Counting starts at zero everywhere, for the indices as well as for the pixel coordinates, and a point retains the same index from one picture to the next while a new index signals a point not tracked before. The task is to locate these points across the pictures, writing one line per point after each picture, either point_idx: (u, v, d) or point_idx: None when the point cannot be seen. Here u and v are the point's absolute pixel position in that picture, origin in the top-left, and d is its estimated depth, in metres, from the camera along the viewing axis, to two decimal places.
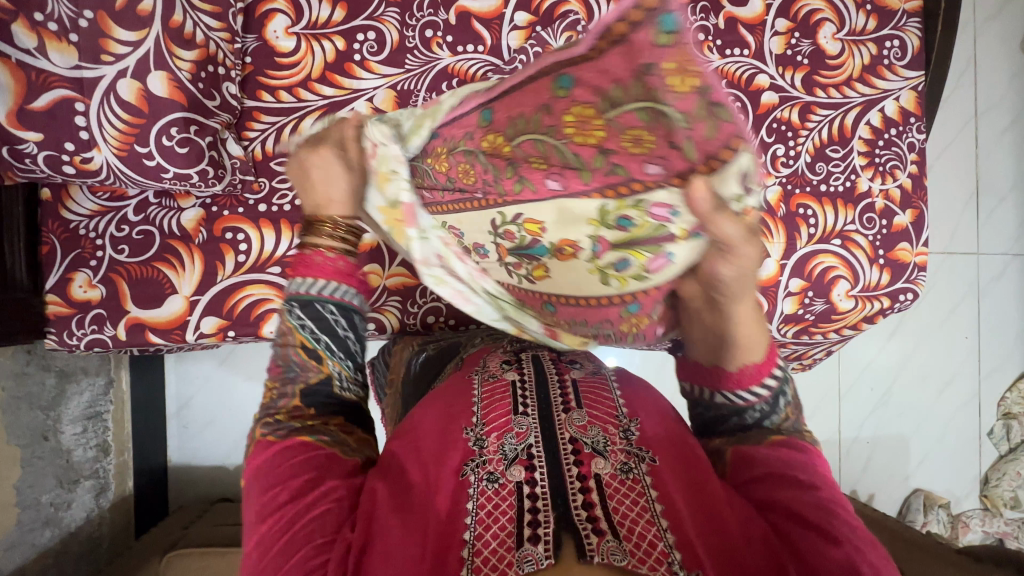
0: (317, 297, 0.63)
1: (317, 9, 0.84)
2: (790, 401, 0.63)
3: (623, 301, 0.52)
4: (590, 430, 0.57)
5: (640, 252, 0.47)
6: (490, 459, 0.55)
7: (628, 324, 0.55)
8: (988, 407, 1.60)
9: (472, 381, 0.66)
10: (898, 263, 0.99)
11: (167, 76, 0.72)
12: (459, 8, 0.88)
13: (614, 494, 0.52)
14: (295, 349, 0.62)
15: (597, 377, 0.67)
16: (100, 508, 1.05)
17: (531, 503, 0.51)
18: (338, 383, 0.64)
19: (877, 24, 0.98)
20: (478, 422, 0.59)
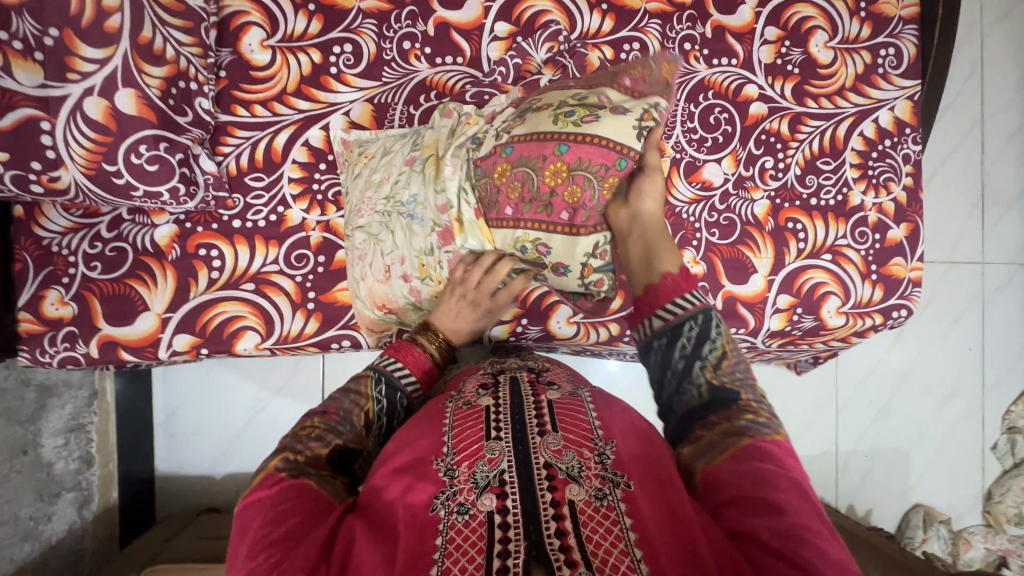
0: (401, 384, 0.71)
1: (293, 21, 0.83)
2: (722, 331, 0.64)
3: (557, 141, 0.65)
4: (566, 455, 0.54)
5: (585, 109, 0.66)
6: (460, 489, 0.52)
7: (553, 170, 0.65)
8: (993, 421, 1.56)
9: (446, 409, 0.63)
10: (891, 278, 0.96)
11: (135, 94, 0.71)
12: (437, 19, 0.86)
13: (588, 522, 0.48)
14: (364, 408, 0.68)
15: (573, 400, 0.64)
16: (83, 519, 1.06)
17: (502, 532, 0.47)
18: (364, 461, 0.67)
19: (871, 31, 0.95)
20: (448, 451, 0.56)
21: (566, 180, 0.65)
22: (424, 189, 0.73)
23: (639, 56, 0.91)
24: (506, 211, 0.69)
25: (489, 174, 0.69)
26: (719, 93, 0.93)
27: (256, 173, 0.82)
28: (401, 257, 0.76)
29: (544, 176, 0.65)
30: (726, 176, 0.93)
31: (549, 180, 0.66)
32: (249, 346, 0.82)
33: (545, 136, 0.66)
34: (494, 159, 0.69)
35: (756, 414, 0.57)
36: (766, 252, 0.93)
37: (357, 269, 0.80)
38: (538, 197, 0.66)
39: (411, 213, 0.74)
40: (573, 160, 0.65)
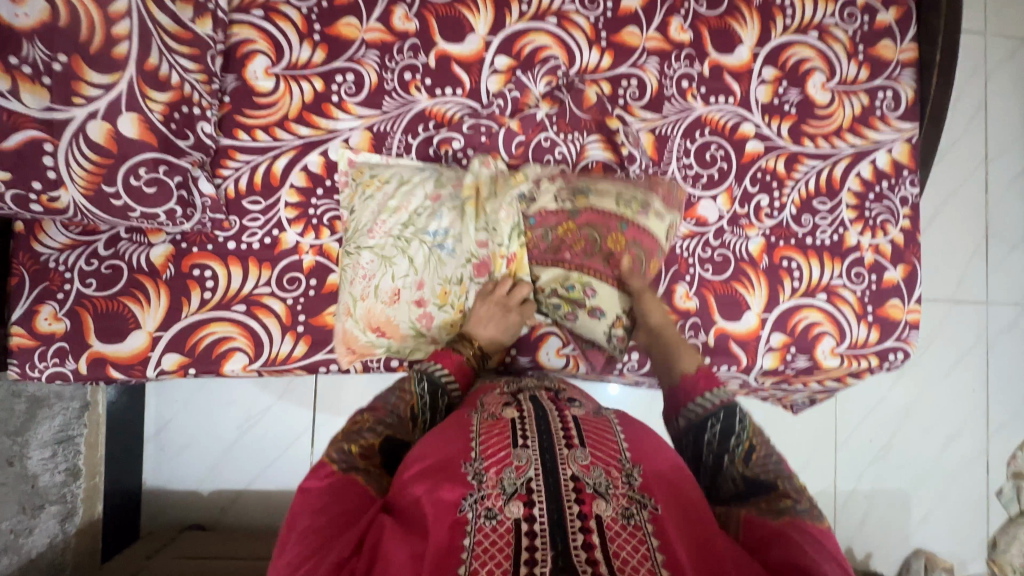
0: (439, 378, 0.71)
1: (297, 50, 0.85)
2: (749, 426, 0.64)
3: (620, 219, 0.80)
4: (593, 471, 0.53)
5: (639, 202, 0.81)
6: (489, 494, 0.51)
7: (615, 240, 0.79)
8: (998, 466, 1.52)
9: (471, 419, 0.61)
10: (888, 320, 0.94)
11: (138, 118, 0.72)
12: (439, 52, 0.88)
13: (615, 538, 0.48)
14: (409, 403, 0.68)
15: (598, 417, 0.62)
16: (65, 534, 1.03)
17: (529, 541, 0.47)
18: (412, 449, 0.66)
19: (869, 74, 0.96)
20: (476, 456, 0.55)
21: (625, 248, 0.79)
22: (460, 225, 0.82)
23: (637, 91, 0.92)
24: (562, 256, 0.81)
25: (555, 226, 0.81)
26: (716, 130, 0.93)
27: (254, 197, 0.84)
28: (418, 282, 0.81)
29: (606, 242, 0.79)
30: (721, 213, 0.93)
31: (611, 243, 0.79)
32: (237, 367, 0.83)
33: (611, 212, 0.80)
34: (549, 216, 0.82)
35: (796, 501, 0.57)
36: (760, 290, 0.93)
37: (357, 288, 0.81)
38: (598, 253, 0.80)
39: (440, 245, 0.81)
40: (629, 237, 0.79)
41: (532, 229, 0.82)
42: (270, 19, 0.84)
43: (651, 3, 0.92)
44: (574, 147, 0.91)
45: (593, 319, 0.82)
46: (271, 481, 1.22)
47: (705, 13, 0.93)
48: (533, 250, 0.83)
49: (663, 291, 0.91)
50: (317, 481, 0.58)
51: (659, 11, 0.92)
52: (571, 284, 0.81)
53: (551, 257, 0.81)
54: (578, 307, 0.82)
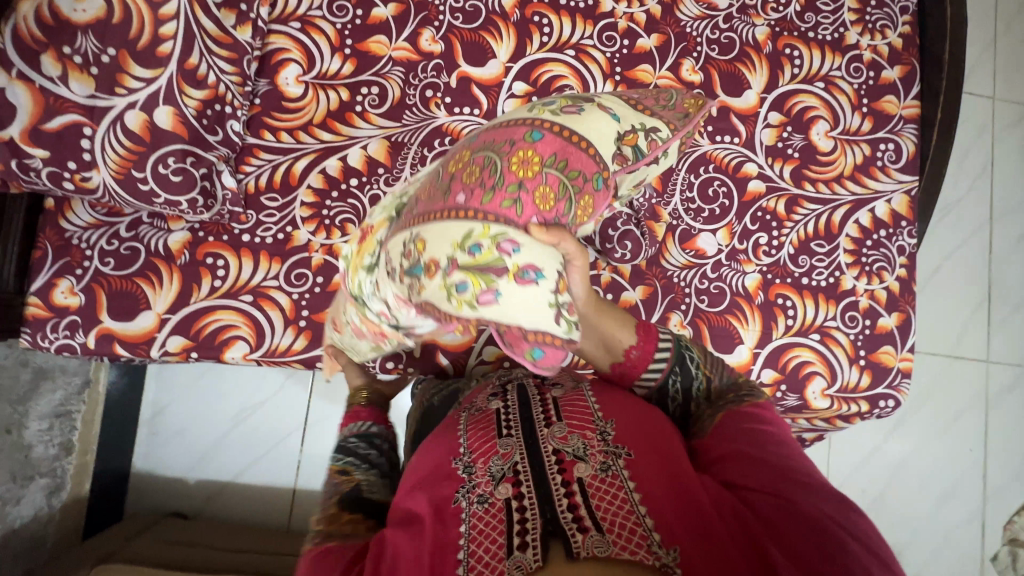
0: (342, 436, 0.71)
1: (328, 61, 0.91)
2: (699, 359, 0.68)
3: (528, 129, 0.59)
4: (571, 440, 0.54)
5: (568, 102, 0.65)
6: (479, 483, 0.52)
7: (522, 159, 0.56)
8: (994, 530, 1.48)
9: (459, 418, 0.63)
10: (880, 366, 0.95)
11: (173, 111, 0.77)
12: (460, 73, 0.93)
13: (596, 493, 0.49)
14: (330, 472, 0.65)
15: (575, 391, 0.62)
16: (50, 507, 1.04)
17: (519, 513, 0.48)
18: (366, 487, 0.63)
19: (872, 125, 1.00)
20: (465, 451, 0.57)
21: (538, 174, 0.55)
22: (382, 211, 0.66)
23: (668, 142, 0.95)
24: (459, 199, 0.53)
25: (461, 174, 0.56)
26: (720, 167, 0.97)
27: (272, 194, 0.88)
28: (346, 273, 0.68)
29: (509, 163, 0.55)
30: (720, 247, 0.96)
31: (517, 170, 0.55)
32: (237, 355, 0.85)
33: (520, 126, 0.60)
34: (448, 162, 0.60)
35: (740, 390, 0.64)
36: (753, 324, 0.94)
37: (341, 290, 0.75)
38: (502, 186, 0.54)
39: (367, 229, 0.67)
40: (544, 148, 0.57)
41: (430, 179, 0.60)
42: (306, 31, 0.90)
43: (666, 44, 0.98)
44: None
45: (524, 290, 0.50)
46: (260, 474, 1.23)
47: (716, 58, 0.98)
48: (421, 205, 0.57)
49: (659, 317, 0.93)
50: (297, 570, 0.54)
51: (673, 51, 0.98)
52: (477, 241, 0.50)
53: (446, 210, 0.53)
54: (493, 285, 0.49)
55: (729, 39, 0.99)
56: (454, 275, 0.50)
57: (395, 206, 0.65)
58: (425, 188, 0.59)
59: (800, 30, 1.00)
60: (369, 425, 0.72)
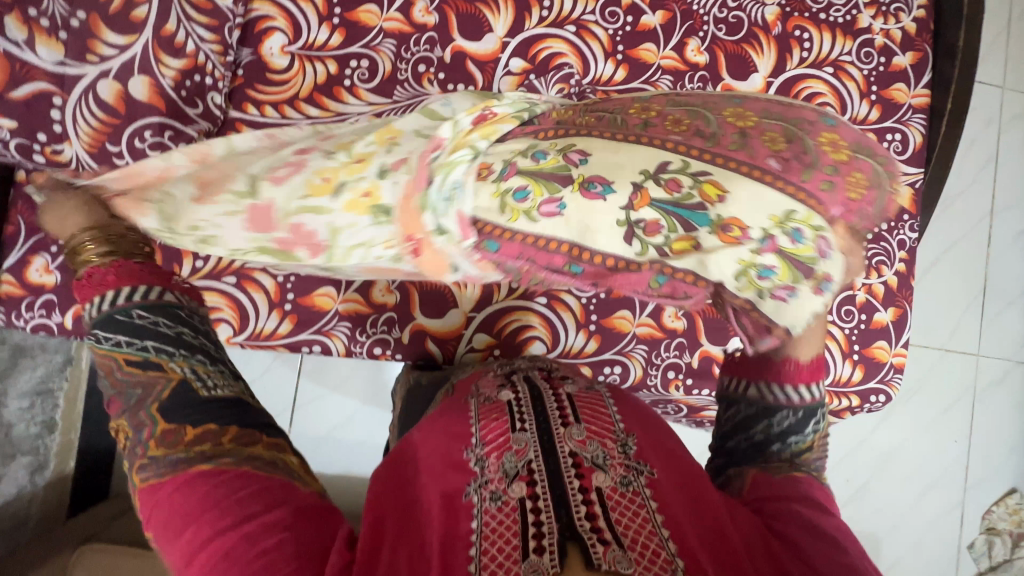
0: (119, 309, 0.62)
1: (315, 32, 0.86)
2: (818, 430, 0.64)
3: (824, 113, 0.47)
4: (590, 445, 0.52)
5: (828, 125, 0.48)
6: (491, 480, 0.50)
7: (831, 141, 0.46)
8: (972, 520, 1.51)
9: (468, 405, 0.60)
10: (872, 361, 0.95)
11: (149, 81, 0.74)
12: (455, 47, 0.89)
13: (616, 507, 0.48)
14: (120, 362, 0.61)
15: (591, 393, 0.62)
16: (34, 486, 1.03)
17: (535, 515, 0.46)
18: (199, 382, 0.62)
19: (880, 115, 0.97)
20: (476, 442, 0.54)
21: (852, 160, 0.45)
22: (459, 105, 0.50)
23: (900, 149, 0.97)
24: (770, 163, 0.44)
25: (757, 135, 0.45)
26: None
27: None
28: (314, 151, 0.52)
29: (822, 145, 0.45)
30: None
31: (831, 153, 0.45)
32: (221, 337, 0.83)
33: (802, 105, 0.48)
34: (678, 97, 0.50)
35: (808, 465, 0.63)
36: None
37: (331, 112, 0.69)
38: (821, 166, 0.44)
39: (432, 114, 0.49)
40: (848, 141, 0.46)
41: (653, 107, 0.49)
42: None
43: (671, 22, 0.93)
44: None
45: (812, 301, 0.47)
46: None
47: (722, 38, 0.94)
48: (679, 134, 0.46)
49: (652, 308, 0.89)
50: (167, 496, 0.54)
51: (678, 30, 0.93)
52: (801, 228, 0.43)
53: (748, 168, 0.43)
54: (795, 284, 0.46)
55: (737, 19, 0.95)
56: (765, 255, 0.44)
57: (528, 106, 0.51)
58: (651, 108, 0.49)
59: (812, 11, 0.96)
60: (161, 291, 0.65)
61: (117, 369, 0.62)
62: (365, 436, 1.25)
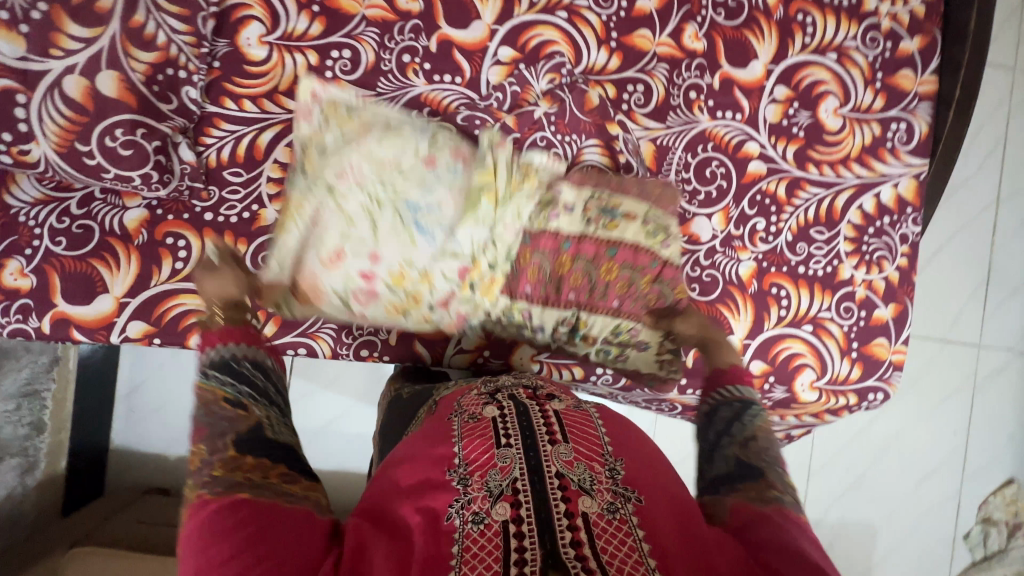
0: (231, 356, 0.63)
1: (294, 21, 0.82)
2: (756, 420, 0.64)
3: (614, 245, 0.79)
4: (577, 466, 0.51)
5: (654, 244, 0.81)
6: (475, 498, 0.49)
7: (607, 268, 0.78)
8: (969, 510, 1.51)
9: (452, 423, 0.58)
10: (872, 358, 0.93)
11: (118, 77, 0.70)
12: (441, 36, 0.85)
13: (602, 534, 0.47)
14: (216, 399, 0.59)
15: (579, 410, 0.59)
16: (24, 486, 1.03)
17: (518, 541, 0.45)
18: (271, 428, 0.60)
19: (885, 103, 0.93)
20: (460, 461, 0.52)
21: (619, 276, 0.79)
22: (460, 214, 0.74)
23: (905, 136, 0.94)
24: (614, 304, 0.79)
25: (614, 287, 0.79)
26: (719, 146, 0.91)
27: (235, 169, 0.81)
28: (372, 255, 0.73)
29: (602, 274, 0.78)
30: (715, 233, 0.91)
31: (617, 288, 0.79)
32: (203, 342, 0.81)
33: (640, 247, 0.80)
34: (587, 244, 0.78)
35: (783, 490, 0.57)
36: (744, 315, 0.90)
37: (347, 113, 0.75)
38: (602, 292, 0.78)
39: (419, 224, 0.73)
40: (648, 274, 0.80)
41: (569, 256, 0.78)
42: None
43: (667, 7, 0.89)
44: (571, 151, 0.84)
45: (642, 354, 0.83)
46: None
47: (721, 23, 0.90)
48: (573, 290, 0.78)
49: None
50: (205, 518, 0.50)
51: (674, 15, 0.89)
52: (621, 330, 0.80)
53: (602, 309, 0.79)
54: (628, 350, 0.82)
55: (737, 3, 0.90)
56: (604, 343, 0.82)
57: (507, 249, 0.76)
58: (567, 260, 0.78)
59: None
60: (266, 354, 0.66)
61: (211, 404, 0.59)
62: (358, 432, 1.25)
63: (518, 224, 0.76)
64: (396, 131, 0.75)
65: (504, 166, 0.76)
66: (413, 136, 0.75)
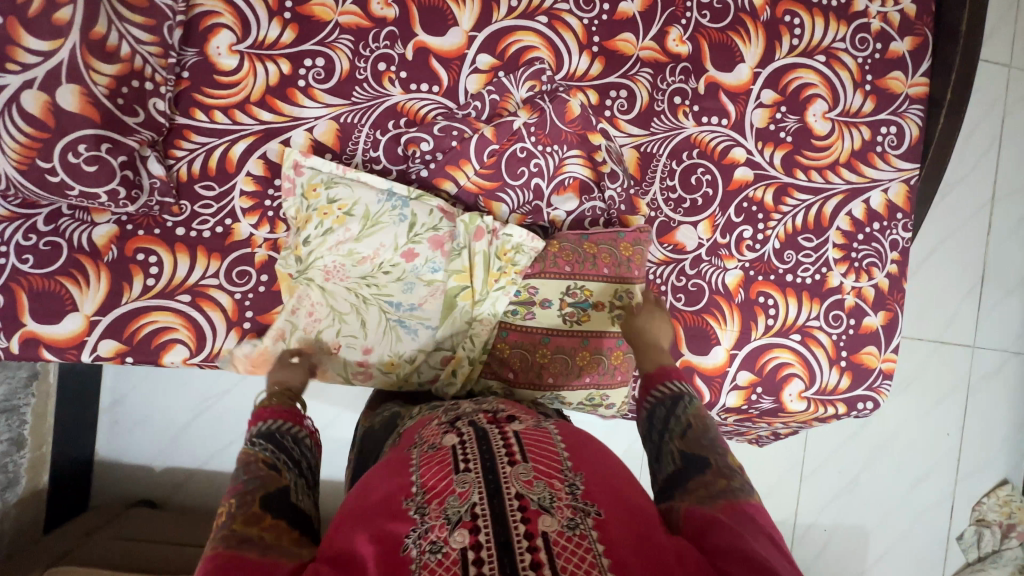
0: (278, 428, 0.61)
1: (265, 28, 0.80)
2: (691, 409, 0.62)
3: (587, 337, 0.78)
4: (536, 485, 0.49)
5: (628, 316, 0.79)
6: (433, 526, 0.47)
7: (582, 356, 0.78)
8: (962, 511, 1.50)
9: (410, 455, 0.56)
10: (861, 367, 0.91)
11: (79, 90, 0.68)
12: (417, 43, 0.82)
13: (563, 553, 0.45)
14: (256, 460, 0.56)
15: (538, 429, 0.57)
16: (5, 503, 0.99)
17: (476, 567, 0.44)
18: (296, 494, 0.56)
19: (875, 106, 0.91)
20: (417, 490, 0.51)
21: (592, 360, 0.79)
22: (439, 314, 0.76)
23: (895, 140, 0.91)
24: (588, 380, 0.79)
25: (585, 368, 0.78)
26: (705, 152, 0.89)
27: (207, 182, 0.79)
28: (365, 346, 0.76)
29: (578, 361, 0.78)
30: (701, 241, 0.89)
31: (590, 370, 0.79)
32: (176, 359, 0.79)
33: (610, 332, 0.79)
34: (561, 334, 0.78)
35: (731, 479, 0.54)
36: (731, 324, 0.88)
37: (327, 199, 0.76)
38: (579, 378, 0.78)
39: (400, 320, 0.76)
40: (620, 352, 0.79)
41: (546, 347, 0.78)
42: None
43: (651, 9, 0.87)
44: (552, 161, 0.84)
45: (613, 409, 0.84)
46: (227, 461, 1.22)
47: (706, 25, 0.88)
48: (551, 375, 0.78)
49: None
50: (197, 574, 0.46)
51: (658, 18, 0.87)
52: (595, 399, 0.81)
53: (578, 386, 0.79)
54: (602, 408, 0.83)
55: (722, 4, 0.88)
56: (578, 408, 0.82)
57: (484, 342, 0.76)
58: (544, 351, 0.78)
59: None
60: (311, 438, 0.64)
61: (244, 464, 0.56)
62: (344, 443, 1.23)
63: (497, 317, 0.77)
64: (376, 222, 0.75)
65: (480, 263, 0.76)
66: (392, 224, 0.76)
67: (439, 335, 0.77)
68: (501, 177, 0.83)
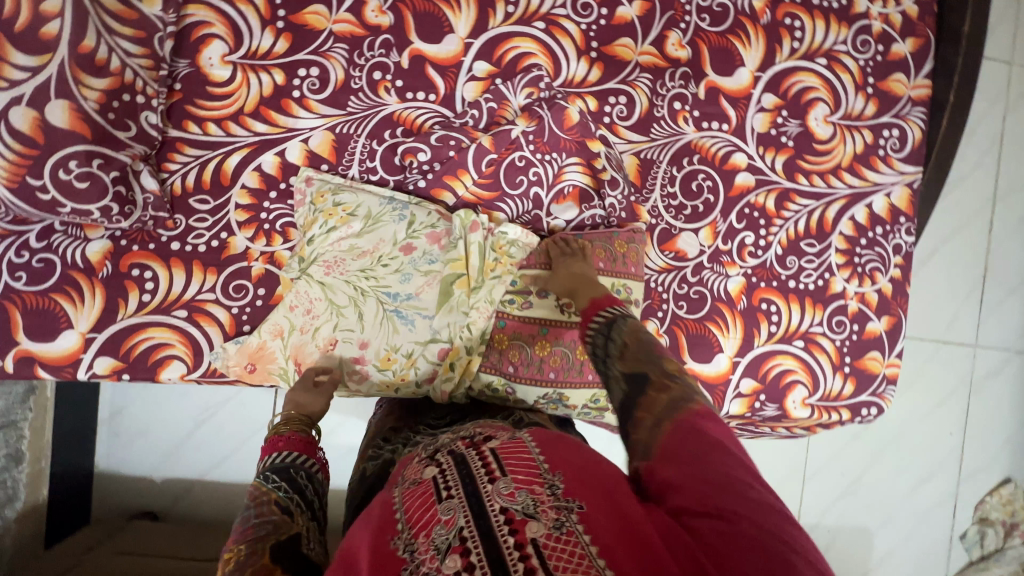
0: (293, 465, 0.62)
1: (258, 38, 0.78)
2: (626, 329, 0.62)
3: None
4: (519, 495, 0.49)
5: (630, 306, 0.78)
6: (423, 561, 0.46)
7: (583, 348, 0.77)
8: (965, 510, 1.50)
9: (393, 495, 0.56)
10: (865, 373, 0.90)
11: (69, 106, 0.66)
12: (413, 50, 0.81)
13: (554, 554, 0.44)
14: (269, 499, 0.56)
15: (513, 440, 0.56)
16: (4, 518, 0.99)
17: None
18: (307, 543, 0.55)
19: (876, 109, 0.90)
20: (403, 527, 0.51)
21: None
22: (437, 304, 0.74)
23: (897, 143, 0.91)
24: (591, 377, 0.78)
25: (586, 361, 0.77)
26: (705, 158, 0.88)
27: (202, 196, 0.78)
28: (362, 341, 0.73)
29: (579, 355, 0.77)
30: (702, 248, 0.88)
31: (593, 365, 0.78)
32: (174, 375, 0.78)
33: None
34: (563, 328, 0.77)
35: (669, 390, 0.54)
36: (734, 331, 0.87)
37: (333, 203, 0.77)
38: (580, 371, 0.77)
39: (398, 310, 0.73)
40: None
41: (548, 341, 0.76)
42: (230, 1, 0.78)
43: (649, 13, 0.85)
44: (550, 169, 0.83)
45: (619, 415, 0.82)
46: (228, 472, 1.21)
47: (706, 29, 0.87)
48: (554, 371, 0.76)
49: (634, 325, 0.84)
50: None
51: (657, 22, 0.86)
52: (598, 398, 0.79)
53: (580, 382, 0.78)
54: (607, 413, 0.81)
55: (721, 7, 0.87)
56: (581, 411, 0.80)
57: (482, 332, 0.75)
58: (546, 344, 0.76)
59: None
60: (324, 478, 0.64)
61: (257, 504, 0.56)
62: (345, 452, 1.23)
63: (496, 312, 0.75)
64: (377, 220, 0.76)
65: (477, 254, 0.76)
66: (392, 222, 0.76)
67: (440, 328, 0.74)
68: (500, 187, 0.82)
